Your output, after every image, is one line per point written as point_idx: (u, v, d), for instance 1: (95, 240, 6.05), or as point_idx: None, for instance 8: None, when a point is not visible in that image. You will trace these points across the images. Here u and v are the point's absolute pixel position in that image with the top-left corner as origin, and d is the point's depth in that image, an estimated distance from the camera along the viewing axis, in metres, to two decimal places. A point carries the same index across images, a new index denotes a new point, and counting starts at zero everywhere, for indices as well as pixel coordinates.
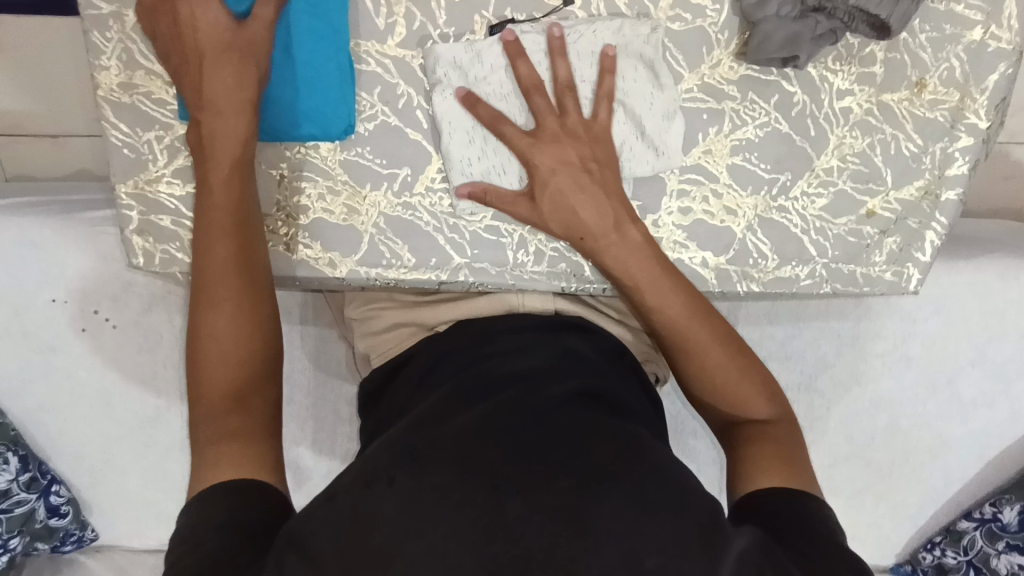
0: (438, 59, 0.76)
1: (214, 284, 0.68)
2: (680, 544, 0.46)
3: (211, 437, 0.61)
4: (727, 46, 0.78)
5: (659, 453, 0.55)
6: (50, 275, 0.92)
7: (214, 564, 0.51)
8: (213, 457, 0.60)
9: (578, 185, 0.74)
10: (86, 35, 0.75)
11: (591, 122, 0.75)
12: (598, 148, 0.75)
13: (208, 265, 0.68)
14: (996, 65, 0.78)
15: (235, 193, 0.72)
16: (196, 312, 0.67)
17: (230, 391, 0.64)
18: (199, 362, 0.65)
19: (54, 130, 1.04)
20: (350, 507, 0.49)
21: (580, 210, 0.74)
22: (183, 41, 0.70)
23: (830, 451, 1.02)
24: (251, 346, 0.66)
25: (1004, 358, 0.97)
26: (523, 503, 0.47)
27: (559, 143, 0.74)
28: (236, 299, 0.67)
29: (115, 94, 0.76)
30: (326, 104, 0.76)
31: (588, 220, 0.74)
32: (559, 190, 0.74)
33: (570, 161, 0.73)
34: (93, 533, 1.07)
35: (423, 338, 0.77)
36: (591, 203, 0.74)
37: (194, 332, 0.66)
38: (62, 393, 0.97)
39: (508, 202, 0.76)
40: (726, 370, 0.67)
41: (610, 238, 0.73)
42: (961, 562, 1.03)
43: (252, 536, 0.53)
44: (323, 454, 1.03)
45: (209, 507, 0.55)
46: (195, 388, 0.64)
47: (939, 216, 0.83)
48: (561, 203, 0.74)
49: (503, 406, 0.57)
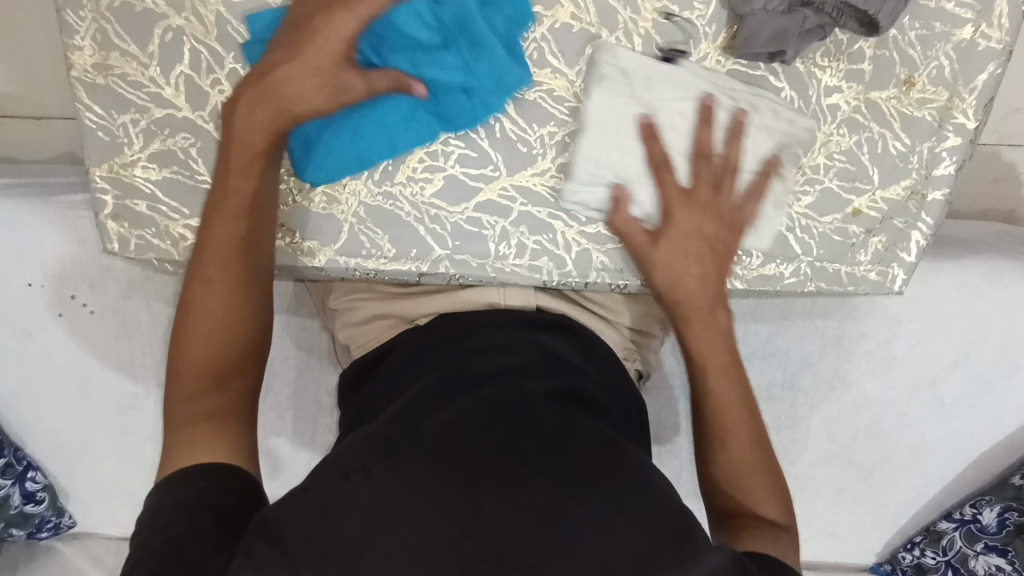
0: (612, 56, 0.75)
1: (209, 264, 0.67)
2: (651, 549, 0.46)
3: (186, 419, 0.61)
4: (715, 39, 0.77)
5: (635, 454, 0.55)
6: (26, 259, 0.91)
7: (182, 549, 0.50)
8: (185, 439, 0.59)
9: (698, 255, 0.75)
10: (60, 14, 0.73)
11: (737, 210, 0.77)
12: (728, 233, 0.76)
13: (209, 246, 0.67)
14: (985, 65, 0.77)
15: (247, 186, 0.69)
16: (189, 286, 0.67)
17: (208, 376, 0.63)
18: (181, 338, 0.65)
19: (38, 112, 1.02)
20: (322, 495, 0.48)
21: (687, 279, 0.74)
22: (300, 36, 0.69)
23: (812, 450, 1.02)
24: (232, 329, 0.65)
25: (987, 361, 0.96)
26: (500, 501, 0.46)
27: (702, 211, 0.76)
28: (227, 283, 0.66)
29: (89, 75, 0.75)
30: (340, 170, 0.77)
31: (685, 291, 0.74)
32: (677, 253, 0.75)
33: (703, 231, 0.75)
34: (70, 519, 1.06)
35: (402, 331, 0.77)
36: (701, 277, 0.74)
37: (184, 305, 0.66)
38: (39, 379, 0.96)
39: (632, 230, 0.77)
40: (756, 473, 0.66)
41: (704, 313, 0.73)
42: (940, 562, 1.02)
43: (222, 519, 0.53)
44: (303, 444, 1.03)
45: (181, 487, 0.55)
46: (175, 362, 0.64)
47: (925, 216, 0.82)
48: (680, 258, 0.75)
49: (490, 399, 0.55)
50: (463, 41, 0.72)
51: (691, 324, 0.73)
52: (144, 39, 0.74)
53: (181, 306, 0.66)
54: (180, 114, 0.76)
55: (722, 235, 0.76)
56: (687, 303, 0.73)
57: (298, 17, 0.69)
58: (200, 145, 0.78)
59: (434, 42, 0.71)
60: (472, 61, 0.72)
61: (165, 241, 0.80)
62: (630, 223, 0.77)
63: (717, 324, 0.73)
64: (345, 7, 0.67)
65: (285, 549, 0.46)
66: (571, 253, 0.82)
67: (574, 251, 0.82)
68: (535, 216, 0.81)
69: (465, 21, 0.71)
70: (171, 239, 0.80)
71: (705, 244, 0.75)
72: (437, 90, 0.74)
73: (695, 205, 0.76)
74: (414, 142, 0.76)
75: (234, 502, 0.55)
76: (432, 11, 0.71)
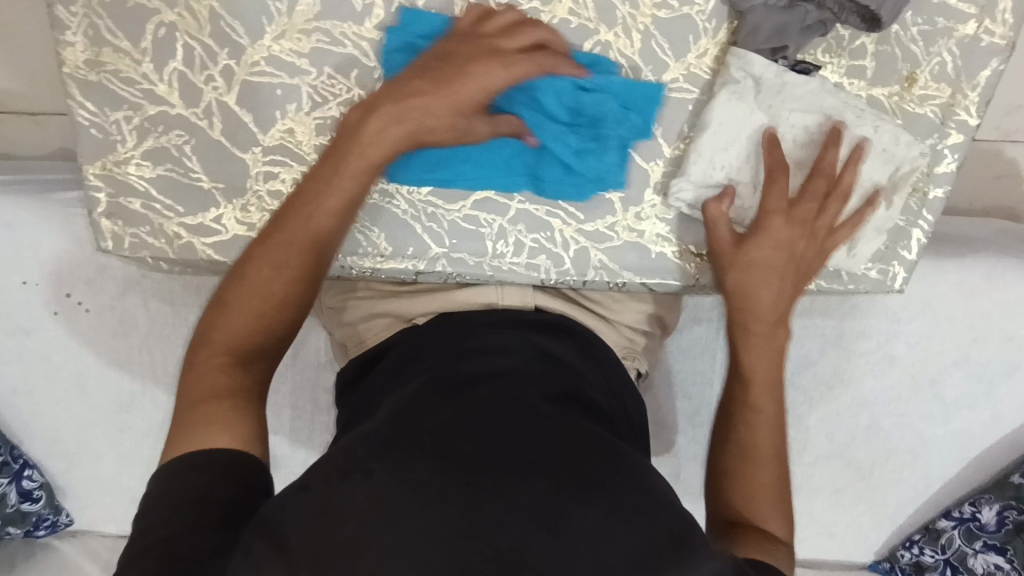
0: (746, 62, 0.74)
1: (275, 247, 0.66)
2: (649, 552, 0.46)
3: (194, 402, 0.58)
4: (715, 35, 0.76)
5: (632, 455, 0.54)
6: (21, 257, 0.90)
7: (181, 544, 0.48)
8: (192, 424, 0.56)
9: (781, 273, 0.74)
10: (51, 9, 0.72)
11: (828, 235, 0.76)
12: (807, 255, 0.75)
13: (287, 233, 0.67)
14: (988, 61, 0.76)
15: (344, 188, 0.69)
16: (247, 261, 0.66)
17: (228, 361, 0.61)
18: (224, 306, 0.63)
19: (34, 108, 1.01)
20: (318, 494, 0.47)
21: (760, 290, 0.74)
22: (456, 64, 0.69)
23: (813, 448, 1.02)
24: (274, 309, 0.64)
25: (988, 359, 0.96)
26: (499, 504, 0.46)
27: (795, 228, 0.74)
28: (291, 269, 0.65)
29: (81, 72, 0.74)
30: (422, 181, 0.78)
31: (757, 301, 0.74)
32: (763, 264, 0.74)
33: (789, 248, 0.74)
34: (67, 517, 1.06)
35: (400, 330, 0.75)
36: (772, 292, 0.74)
37: (236, 275, 0.65)
38: (34, 378, 0.96)
39: (726, 232, 0.76)
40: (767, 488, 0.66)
41: (765, 325, 0.74)
42: (938, 560, 1.02)
43: (226, 517, 0.50)
44: (302, 443, 1.02)
45: (183, 478, 0.52)
46: (209, 326, 0.63)
47: (926, 214, 0.82)
48: (761, 267, 0.74)
49: (486, 400, 0.55)
50: (587, 132, 0.74)
51: (749, 333, 0.74)
52: (136, 35, 0.73)
53: (234, 275, 0.65)
54: (173, 111, 0.76)
55: (806, 252, 0.75)
56: (751, 313, 0.74)
57: (460, 50, 0.70)
58: (194, 143, 0.77)
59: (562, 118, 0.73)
60: (583, 149, 0.75)
61: (159, 239, 0.80)
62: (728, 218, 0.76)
63: (776, 338, 0.74)
64: (502, 63, 0.69)
65: (281, 547, 0.45)
66: (568, 252, 0.82)
67: (572, 249, 0.82)
68: (532, 214, 0.81)
69: (597, 113, 0.73)
70: (166, 238, 0.80)
71: (789, 259, 0.74)
72: (543, 154, 0.76)
73: (787, 220, 0.74)
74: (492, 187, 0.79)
75: (235, 500, 0.52)
76: (574, 92, 0.72)
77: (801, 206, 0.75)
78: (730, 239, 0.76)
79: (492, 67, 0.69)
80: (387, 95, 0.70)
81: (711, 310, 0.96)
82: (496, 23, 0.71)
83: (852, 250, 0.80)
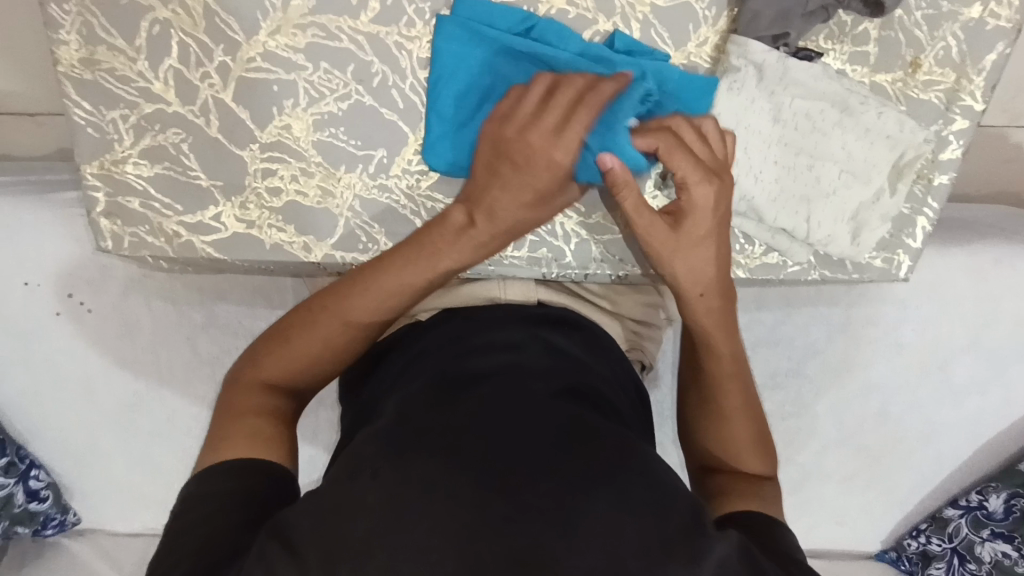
0: (743, 48, 0.73)
1: (337, 314, 0.64)
2: (660, 545, 0.45)
3: (236, 414, 0.60)
4: (715, 23, 0.75)
5: (643, 450, 0.53)
6: (22, 259, 0.90)
7: (203, 544, 0.49)
8: (228, 434, 0.58)
9: (718, 238, 0.68)
10: (45, 8, 0.71)
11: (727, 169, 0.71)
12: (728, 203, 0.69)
13: (347, 311, 0.64)
14: (995, 44, 0.75)
15: (410, 279, 0.65)
16: (309, 317, 0.64)
17: (274, 387, 0.63)
18: (277, 349, 0.64)
19: (33, 108, 1.01)
20: (330, 495, 0.48)
21: (701, 262, 0.67)
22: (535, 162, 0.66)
23: (820, 437, 1.01)
24: (332, 357, 0.65)
25: (996, 345, 0.95)
26: (507, 500, 0.45)
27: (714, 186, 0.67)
28: (353, 334, 0.64)
29: (76, 71, 0.74)
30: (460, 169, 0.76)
31: (707, 276, 0.67)
32: (707, 230, 0.67)
33: (720, 211, 0.68)
34: (75, 516, 1.06)
35: (404, 326, 0.75)
36: (715, 260, 0.68)
37: (287, 330, 0.65)
38: (38, 379, 0.95)
39: (648, 216, 0.66)
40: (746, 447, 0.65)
41: (716, 298, 0.68)
42: (945, 549, 1.01)
43: (249, 520, 0.51)
44: (307, 440, 1.01)
45: (207, 484, 0.54)
46: (258, 364, 0.63)
47: (932, 201, 0.81)
48: (699, 237, 0.67)
49: (491, 398, 0.54)
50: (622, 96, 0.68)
51: (710, 317, 0.67)
52: (131, 33, 0.73)
53: (296, 322, 0.64)
54: (170, 110, 0.75)
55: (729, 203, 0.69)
56: (704, 290, 0.67)
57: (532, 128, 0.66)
58: (191, 141, 0.76)
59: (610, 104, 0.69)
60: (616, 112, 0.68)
61: (158, 238, 0.80)
62: (626, 192, 0.65)
63: (722, 306, 0.68)
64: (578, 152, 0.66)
65: (294, 551, 0.45)
66: (570, 244, 0.82)
67: (574, 242, 0.81)
68: None
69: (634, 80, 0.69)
70: (165, 236, 0.79)
71: (721, 218, 0.69)
72: None
73: (708, 179, 0.67)
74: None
75: (255, 502, 0.52)
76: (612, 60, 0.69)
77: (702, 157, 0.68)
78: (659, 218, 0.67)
79: (557, 158, 0.66)
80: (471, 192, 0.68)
81: None
82: (539, 97, 0.67)
83: (858, 238, 0.79)
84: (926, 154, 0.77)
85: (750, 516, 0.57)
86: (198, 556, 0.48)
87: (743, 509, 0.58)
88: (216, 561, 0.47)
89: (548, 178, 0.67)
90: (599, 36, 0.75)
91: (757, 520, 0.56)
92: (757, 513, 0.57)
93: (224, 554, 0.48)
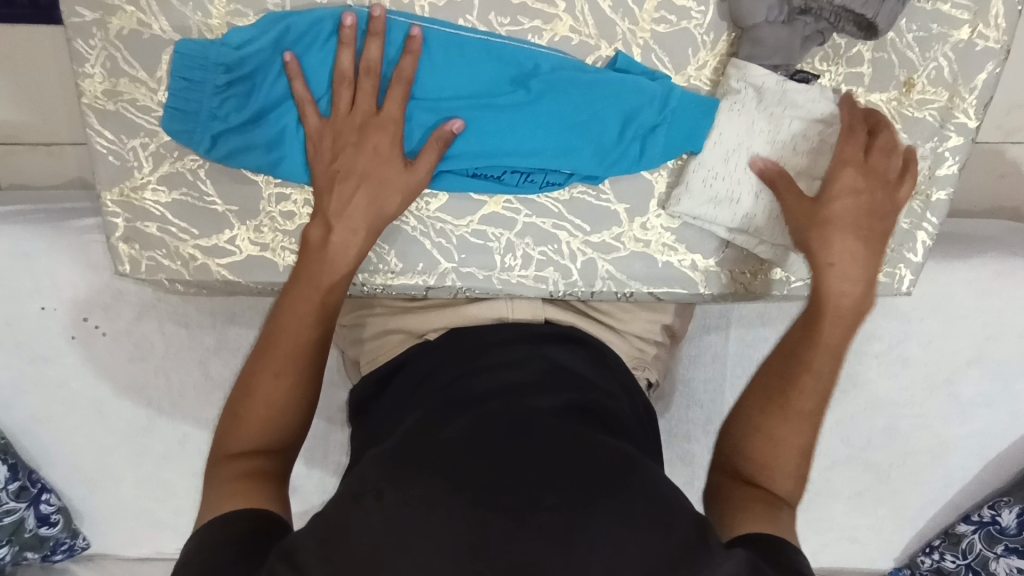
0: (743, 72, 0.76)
1: (269, 353, 0.65)
2: (662, 559, 0.45)
3: (227, 477, 0.59)
4: (714, 47, 0.79)
5: (648, 466, 0.53)
6: (41, 284, 0.92)
7: (212, 546, 0.51)
8: (237, 470, 0.60)
9: (856, 218, 0.71)
10: (71, 43, 0.76)
11: (895, 186, 0.73)
12: (880, 205, 0.72)
13: (279, 349, 0.66)
14: (985, 64, 0.78)
15: (306, 306, 0.68)
16: (258, 373, 0.65)
17: (252, 451, 0.62)
18: (238, 418, 0.63)
19: (48, 138, 1.04)
20: (334, 518, 0.48)
21: (838, 238, 0.70)
22: (345, 161, 0.73)
23: (828, 453, 1.01)
24: (296, 404, 0.65)
25: (1001, 357, 0.96)
26: (508, 519, 0.45)
27: (863, 176, 0.72)
28: (292, 373, 0.65)
29: (99, 102, 0.77)
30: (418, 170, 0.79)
31: (835, 249, 0.70)
32: (841, 213, 0.71)
33: (860, 196, 0.71)
34: (83, 541, 1.05)
35: (412, 346, 0.75)
36: (847, 242, 0.70)
37: (243, 397, 0.64)
38: (53, 404, 0.97)
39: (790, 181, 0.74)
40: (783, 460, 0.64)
41: (844, 284, 0.70)
42: (960, 566, 1.00)
43: (253, 527, 0.54)
44: (315, 463, 1.01)
45: (218, 506, 0.57)
46: (223, 439, 0.62)
47: (930, 216, 0.83)
48: (836, 217, 0.71)
49: (490, 416, 0.55)
50: (288, 41, 0.74)
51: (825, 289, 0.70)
52: (152, 65, 0.76)
53: (240, 390, 0.65)
54: None
55: (883, 205, 0.72)
56: (838, 272, 0.70)
57: (347, 135, 0.73)
58: (207, 167, 0.79)
59: (411, 69, 0.72)
60: (283, 47, 0.74)
61: (175, 262, 0.82)
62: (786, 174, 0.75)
63: (854, 300, 0.70)
64: (390, 136, 0.73)
65: (296, 567, 0.46)
66: (577, 262, 0.83)
67: (579, 261, 0.83)
68: (540, 226, 0.83)
69: (196, 55, 0.74)
70: (181, 260, 0.82)
71: (867, 208, 0.71)
72: (318, 71, 0.74)
73: (864, 170, 0.72)
74: (453, 185, 0.80)
75: (257, 515, 0.55)
76: (227, 44, 0.74)
77: (873, 160, 0.73)
78: (805, 200, 0.73)
79: (385, 148, 0.73)
80: (325, 208, 0.73)
81: (718, 318, 0.96)
82: (357, 125, 0.73)
83: None
84: (922, 172, 0.79)
85: (761, 535, 0.56)
86: (205, 563, 0.50)
87: (757, 529, 0.57)
88: (218, 564, 0.49)
89: (382, 163, 0.73)
90: (602, 61, 0.79)
91: (772, 548, 0.54)
92: (774, 540, 0.55)
93: (229, 563, 0.49)
